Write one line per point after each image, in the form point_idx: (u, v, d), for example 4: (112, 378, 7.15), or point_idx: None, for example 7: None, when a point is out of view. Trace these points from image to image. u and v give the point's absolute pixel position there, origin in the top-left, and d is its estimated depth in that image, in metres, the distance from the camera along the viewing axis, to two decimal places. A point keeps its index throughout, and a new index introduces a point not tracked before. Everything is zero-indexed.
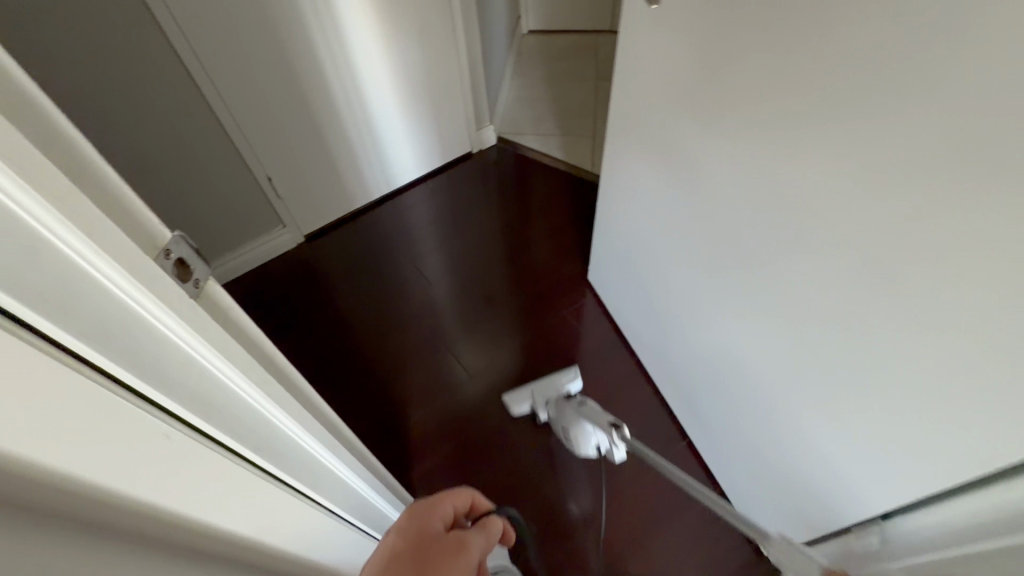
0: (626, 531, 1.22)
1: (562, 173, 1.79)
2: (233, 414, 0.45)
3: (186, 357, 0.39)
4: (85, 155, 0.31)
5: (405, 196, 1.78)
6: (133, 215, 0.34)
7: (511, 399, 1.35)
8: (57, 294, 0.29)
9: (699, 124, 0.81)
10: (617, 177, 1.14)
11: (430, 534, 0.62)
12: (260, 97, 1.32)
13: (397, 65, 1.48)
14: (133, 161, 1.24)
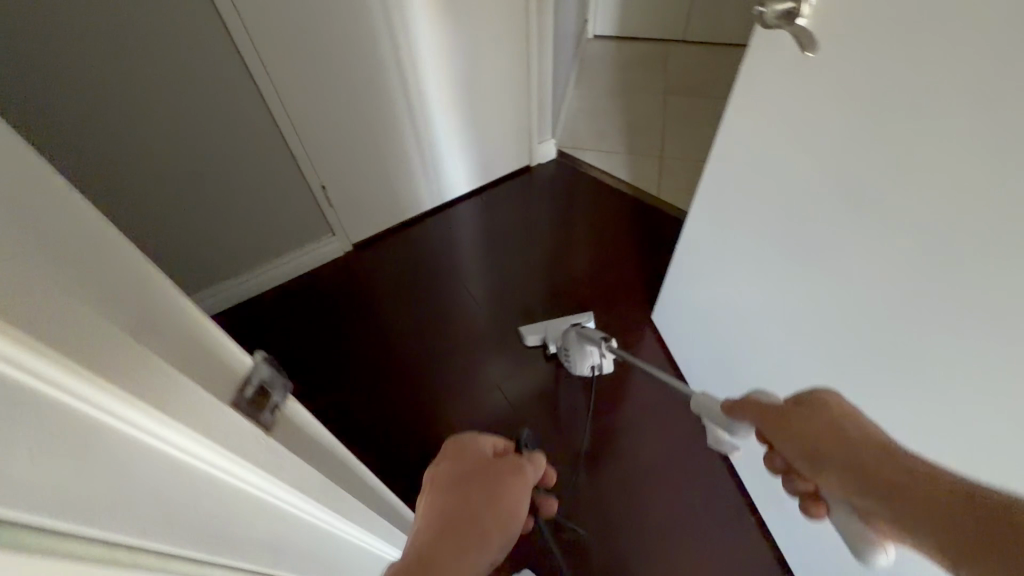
0: (629, 508, 1.22)
1: (623, 195, 1.69)
2: (301, 554, 0.37)
3: (261, 504, 0.31)
4: (148, 295, 0.24)
5: (458, 209, 1.71)
6: (206, 353, 0.27)
7: (525, 330, 1.42)
8: (119, 498, 0.21)
9: (828, 187, 0.69)
10: (702, 223, 1.03)
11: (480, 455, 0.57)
12: (321, 102, 1.26)
13: (462, 73, 1.40)
14: (187, 162, 1.19)
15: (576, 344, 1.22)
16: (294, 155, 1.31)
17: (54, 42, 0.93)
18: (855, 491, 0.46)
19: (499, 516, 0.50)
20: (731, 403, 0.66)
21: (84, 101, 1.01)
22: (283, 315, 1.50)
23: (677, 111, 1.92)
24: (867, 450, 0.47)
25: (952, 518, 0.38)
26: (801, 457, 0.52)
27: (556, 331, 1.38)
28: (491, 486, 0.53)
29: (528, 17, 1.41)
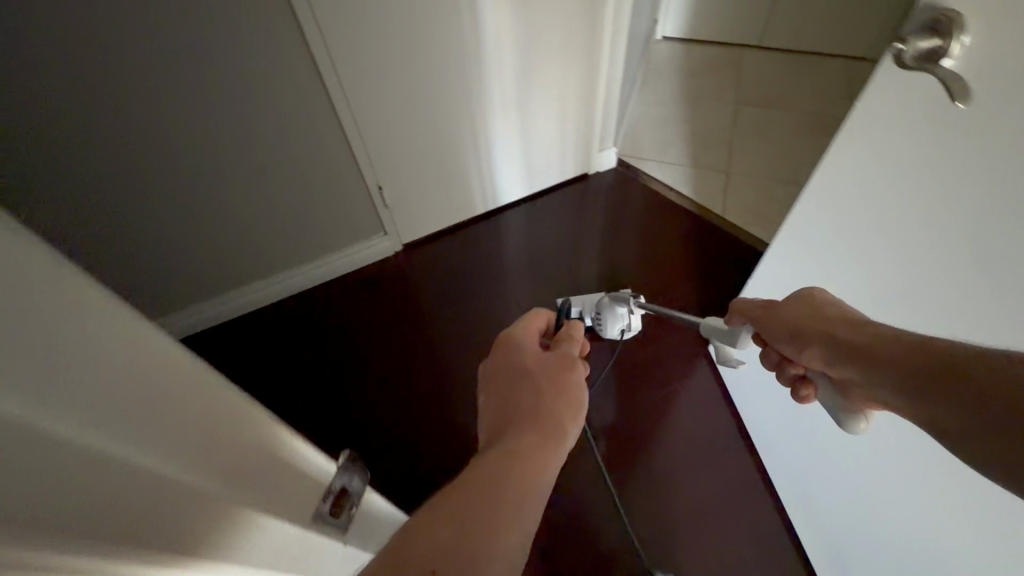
0: (648, 465, 1.24)
1: (685, 211, 1.60)
2: None
3: None
4: (195, 434, 0.31)
5: (510, 214, 1.67)
6: (240, 476, 0.34)
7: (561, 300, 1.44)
8: None
9: (958, 256, 0.60)
10: (784, 261, 0.96)
11: (527, 364, 0.67)
12: (387, 104, 1.23)
13: (530, 76, 1.35)
14: (252, 160, 1.20)
15: (605, 308, 1.23)
16: (356, 156, 1.29)
17: (131, 44, 0.93)
18: (829, 357, 0.62)
19: (565, 407, 0.61)
20: (735, 313, 0.85)
21: (160, 93, 1.01)
22: (332, 310, 1.50)
23: (749, 122, 1.81)
24: (836, 327, 0.62)
25: (881, 356, 0.52)
26: (790, 343, 0.69)
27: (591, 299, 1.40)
28: (549, 385, 0.63)
29: (604, 22, 1.34)
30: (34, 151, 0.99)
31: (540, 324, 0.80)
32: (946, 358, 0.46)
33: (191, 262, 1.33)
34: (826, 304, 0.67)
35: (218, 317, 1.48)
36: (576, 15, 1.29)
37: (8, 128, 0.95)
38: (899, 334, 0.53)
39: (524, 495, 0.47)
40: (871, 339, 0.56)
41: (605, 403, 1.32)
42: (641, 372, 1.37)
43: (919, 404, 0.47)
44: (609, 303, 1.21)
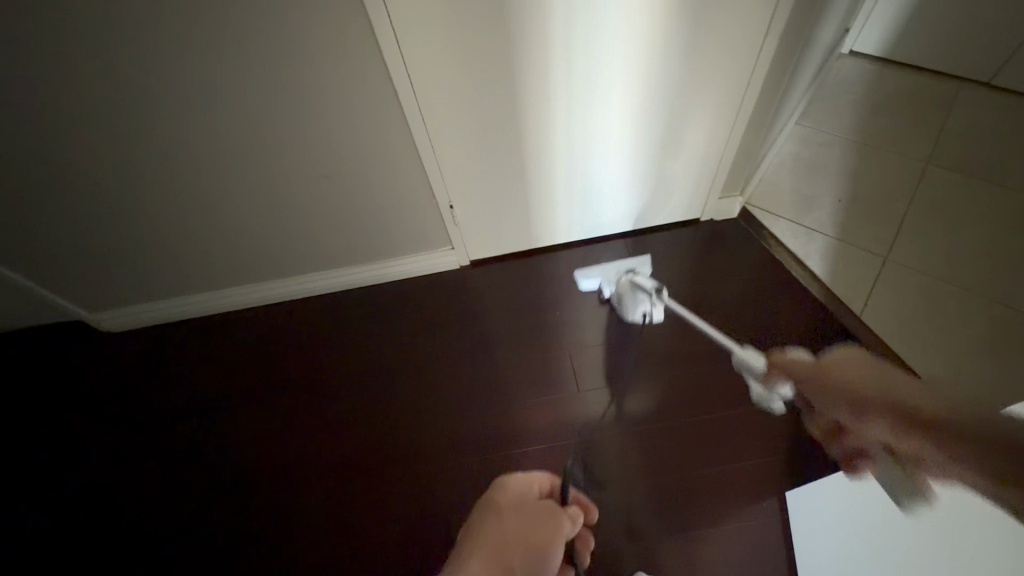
0: (657, 536, 1.03)
1: (807, 295, 1.29)
2: None
3: None
4: None
5: (593, 250, 1.47)
6: None
7: (582, 273, 1.35)
8: None
9: None
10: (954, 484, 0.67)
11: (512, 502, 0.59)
12: (468, 123, 1.10)
13: (642, 108, 1.15)
14: (316, 161, 1.12)
15: (626, 292, 1.23)
16: (425, 168, 1.17)
17: (191, 31, 0.86)
18: (850, 406, 0.56)
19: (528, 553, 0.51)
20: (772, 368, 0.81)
21: (227, 84, 0.94)
22: (380, 314, 1.42)
23: (931, 194, 1.39)
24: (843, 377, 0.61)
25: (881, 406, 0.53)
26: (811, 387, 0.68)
27: (613, 276, 1.32)
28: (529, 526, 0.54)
29: (751, 53, 1.08)
30: (106, 118, 0.97)
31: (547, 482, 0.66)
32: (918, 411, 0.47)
33: (256, 246, 1.30)
34: (841, 356, 0.64)
35: (276, 298, 1.46)
36: (714, 42, 1.05)
37: (80, 99, 0.93)
38: (929, 388, 0.48)
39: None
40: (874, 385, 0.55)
41: (621, 443, 1.14)
42: (690, 487, 1.08)
43: (925, 464, 0.47)
44: (630, 287, 1.22)
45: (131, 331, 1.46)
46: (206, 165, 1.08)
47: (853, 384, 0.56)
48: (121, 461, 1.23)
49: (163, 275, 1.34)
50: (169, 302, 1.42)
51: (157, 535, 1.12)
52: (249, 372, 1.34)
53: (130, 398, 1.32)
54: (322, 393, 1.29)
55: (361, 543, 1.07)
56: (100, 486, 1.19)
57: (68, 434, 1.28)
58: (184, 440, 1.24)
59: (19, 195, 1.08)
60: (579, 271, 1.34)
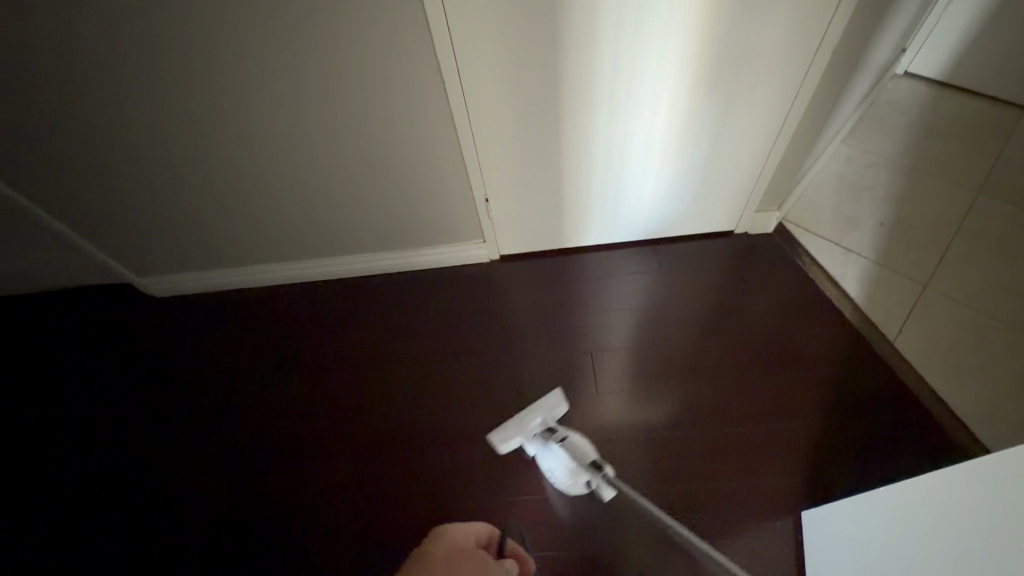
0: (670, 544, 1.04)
1: (838, 316, 1.27)
2: None
3: None
4: None
5: (623, 255, 1.47)
6: None
7: (497, 438, 1.13)
8: None
9: None
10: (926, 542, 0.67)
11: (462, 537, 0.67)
12: (509, 118, 1.12)
13: (684, 115, 1.15)
14: (360, 146, 1.15)
15: (562, 470, 1.03)
16: (464, 160, 1.19)
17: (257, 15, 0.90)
18: None
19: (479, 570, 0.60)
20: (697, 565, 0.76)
21: (284, 68, 0.99)
22: (409, 300, 1.45)
23: (979, 224, 1.35)
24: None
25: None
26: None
27: (533, 433, 1.11)
28: (471, 552, 0.62)
29: (800, 66, 1.07)
30: (172, 92, 1.02)
31: (479, 527, 0.76)
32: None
33: (295, 224, 1.35)
34: None
35: (309, 277, 1.51)
36: (762, 52, 1.04)
37: (150, 74, 0.99)
38: None
39: None
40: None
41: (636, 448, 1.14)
42: (706, 501, 1.07)
43: None
44: (566, 460, 1.02)
45: (174, 296, 1.53)
46: (257, 144, 1.14)
47: None
48: (156, 418, 1.29)
49: (208, 247, 1.41)
50: (210, 272, 1.48)
51: (185, 493, 1.18)
52: (280, 346, 1.39)
53: (168, 360, 1.39)
54: (346, 371, 1.33)
55: (374, 520, 1.11)
56: (136, 442, 1.26)
57: (111, 389, 1.36)
58: (216, 405, 1.30)
59: (87, 160, 1.15)
60: (494, 438, 1.13)
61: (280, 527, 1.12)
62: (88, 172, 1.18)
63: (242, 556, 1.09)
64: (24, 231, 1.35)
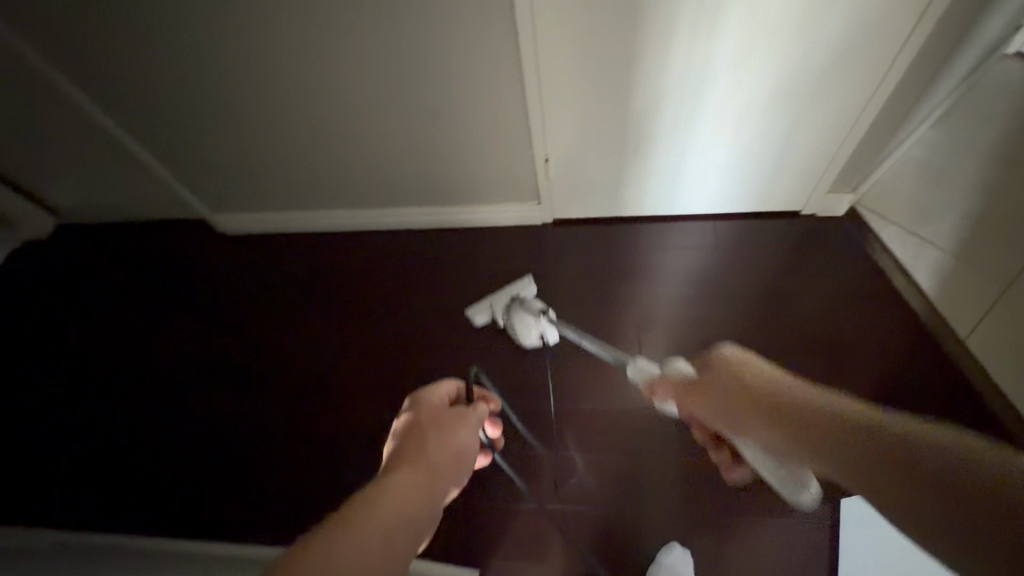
0: (702, 511, 1.07)
1: (906, 311, 1.22)
2: None
3: None
4: None
5: (680, 227, 1.44)
6: None
7: (471, 311, 1.34)
8: None
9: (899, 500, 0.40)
10: None
11: (428, 414, 0.67)
12: (580, 76, 1.10)
13: (763, 83, 1.09)
14: (428, 99, 1.17)
15: (515, 318, 1.21)
16: (529, 118, 1.18)
17: None
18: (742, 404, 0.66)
19: (446, 470, 0.60)
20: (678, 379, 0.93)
21: (362, 18, 1.01)
22: (461, 255, 1.48)
23: None
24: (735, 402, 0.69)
25: (791, 439, 0.54)
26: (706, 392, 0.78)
27: (500, 303, 1.31)
28: (437, 449, 0.62)
29: (900, 35, 0.99)
30: (256, 37, 1.07)
31: (450, 386, 0.74)
32: (810, 416, 0.52)
33: (359, 173, 1.39)
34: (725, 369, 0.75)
35: (367, 227, 1.56)
36: (859, 16, 0.96)
37: (237, 20, 1.03)
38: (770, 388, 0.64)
39: (380, 552, 0.45)
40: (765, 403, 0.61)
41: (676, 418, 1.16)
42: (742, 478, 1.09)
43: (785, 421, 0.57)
44: (525, 315, 1.20)
45: (241, 236, 1.62)
46: (331, 91, 1.17)
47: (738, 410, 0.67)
48: (227, 346, 1.42)
49: (276, 191, 1.48)
50: (276, 214, 1.56)
51: (251, 415, 1.30)
52: (339, 290, 1.47)
53: (238, 295, 1.50)
54: (399, 318, 1.39)
55: None
56: (210, 366, 1.39)
57: (188, 316, 1.49)
58: (278, 339, 1.40)
59: (176, 103, 1.23)
60: (468, 311, 1.33)
61: (331, 456, 1.21)
62: (175, 111, 1.26)
63: (296, 478, 1.19)
64: (116, 165, 1.47)
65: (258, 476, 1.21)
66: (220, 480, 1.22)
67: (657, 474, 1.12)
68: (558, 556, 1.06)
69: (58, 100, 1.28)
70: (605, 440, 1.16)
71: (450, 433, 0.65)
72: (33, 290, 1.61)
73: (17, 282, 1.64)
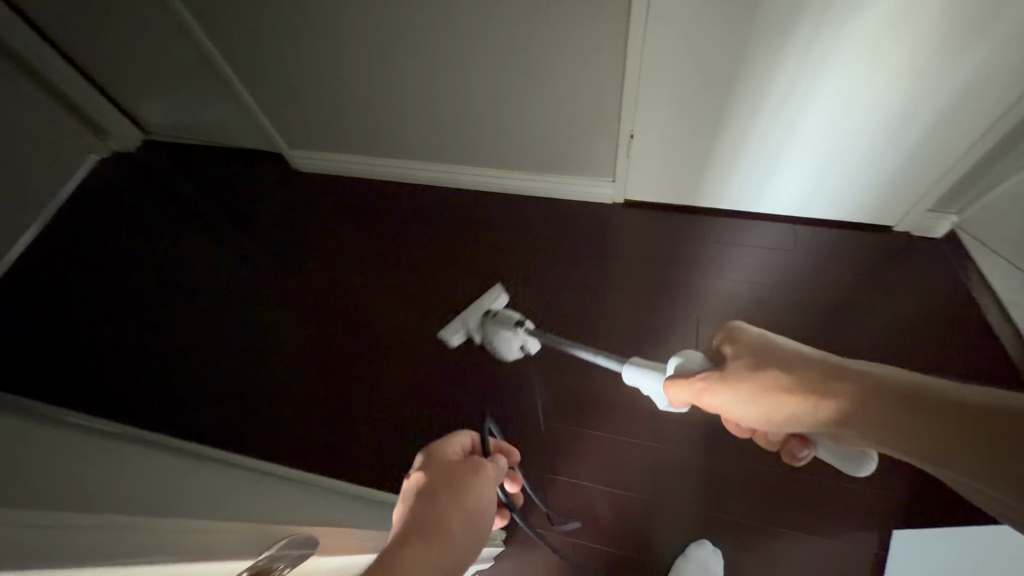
0: (739, 515, 1.05)
1: (993, 350, 1.14)
2: (271, 511, 0.57)
3: (240, 509, 0.53)
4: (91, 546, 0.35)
5: (758, 226, 1.37)
6: (172, 548, 0.40)
7: (442, 332, 1.20)
8: (164, 496, 0.48)
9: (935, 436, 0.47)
10: None
11: (441, 468, 0.58)
12: (685, 51, 1.04)
13: (886, 81, 1.01)
14: (521, 56, 1.13)
15: (495, 334, 1.10)
16: (623, 91, 1.14)
17: None
18: (799, 399, 0.57)
19: (463, 531, 0.52)
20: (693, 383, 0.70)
21: None
22: (525, 223, 1.46)
23: None
24: (794, 400, 0.58)
25: (848, 423, 0.53)
26: (740, 388, 0.63)
27: (475, 322, 1.17)
28: (450, 506, 0.53)
29: None
30: None
31: (465, 437, 0.66)
32: (841, 388, 0.54)
33: (438, 126, 1.39)
34: (757, 358, 0.63)
35: (436, 182, 1.56)
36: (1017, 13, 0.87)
37: None
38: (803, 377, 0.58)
39: None
40: (844, 401, 0.53)
41: None
42: (786, 489, 1.05)
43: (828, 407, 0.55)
44: (503, 335, 1.08)
45: (314, 174, 1.66)
46: (425, 39, 1.16)
47: (797, 403, 0.57)
48: (291, 279, 1.46)
49: (354, 134, 1.49)
50: (350, 157, 1.58)
51: (305, 347, 1.34)
52: (401, 240, 1.48)
53: (305, 231, 1.54)
54: (457, 277, 1.39)
55: (461, 412, 1.20)
56: (271, 296, 1.44)
57: (257, 245, 1.54)
58: (339, 278, 1.44)
59: (275, 34, 1.25)
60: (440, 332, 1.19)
61: (376, 397, 1.25)
62: (271, 42, 1.27)
63: (342, 412, 1.24)
64: (209, 88, 1.51)
65: (306, 405, 1.26)
66: (270, 404, 1.27)
67: (699, 469, 1.09)
68: (582, 532, 1.06)
69: (168, 18, 1.33)
70: (651, 428, 1.14)
71: (469, 485, 0.56)
72: (120, 198, 1.71)
73: (107, 189, 1.74)
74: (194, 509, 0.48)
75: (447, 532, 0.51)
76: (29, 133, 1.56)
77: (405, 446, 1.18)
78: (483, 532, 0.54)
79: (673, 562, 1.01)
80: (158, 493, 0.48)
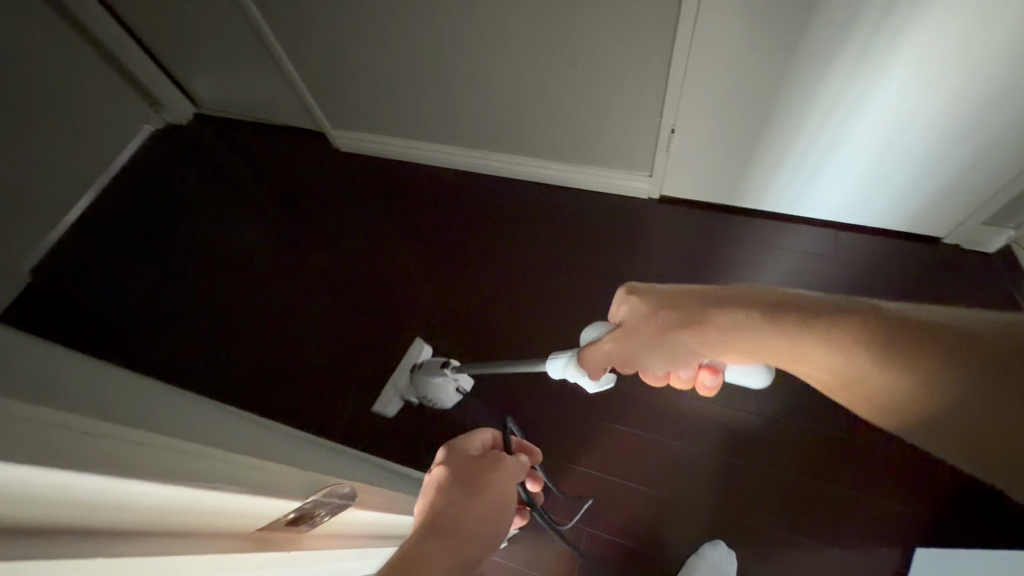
0: (756, 520, 1.04)
1: None
2: (313, 458, 0.57)
3: (288, 450, 0.52)
4: (190, 460, 0.33)
5: (798, 230, 1.33)
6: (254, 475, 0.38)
7: (379, 406, 1.22)
8: (225, 426, 0.46)
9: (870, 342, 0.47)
10: None
11: (461, 461, 0.60)
12: (735, 46, 1.02)
13: (947, 84, 0.96)
14: (567, 44, 1.13)
15: (425, 387, 1.11)
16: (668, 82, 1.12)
17: None
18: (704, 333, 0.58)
19: (483, 523, 0.54)
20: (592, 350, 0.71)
21: None
22: (559, 213, 1.46)
23: None
24: (698, 332, 0.58)
25: (775, 341, 0.53)
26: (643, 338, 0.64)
27: (404, 384, 1.19)
28: (469, 498, 0.55)
29: None
30: None
31: (487, 434, 0.68)
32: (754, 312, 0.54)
33: (477, 112, 1.39)
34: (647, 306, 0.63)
35: (472, 168, 1.57)
36: None
37: None
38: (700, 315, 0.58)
39: None
40: (764, 323, 0.53)
41: (753, 422, 1.12)
42: (807, 497, 1.04)
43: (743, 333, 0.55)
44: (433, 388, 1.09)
45: (354, 155, 1.69)
46: (471, 24, 1.17)
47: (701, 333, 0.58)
48: (328, 255, 1.51)
49: (395, 116, 1.51)
50: (390, 139, 1.60)
51: (336, 322, 1.39)
52: (435, 224, 1.51)
53: (343, 210, 1.59)
54: (487, 263, 1.41)
55: (484, 395, 1.22)
56: (306, 271, 1.49)
57: (297, 220, 1.59)
58: (373, 257, 1.48)
59: (326, 15, 1.28)
60: (377, 406, 1.22)
61: None
62: (321, 23, 1.30)
63: (369, 387, 1.28)
64: (260, 66, 1.56)
65: (334, 378, 1.30)
66: (300, 375, 1.32)
67: (719, 470, 1.08)
68: (596, 522, 1.07)
69: None
70: (672, 426, 1.14)
71: (490, 480, 0.58)
72: (172, 169, 1.78)
73: (161, 159, 1.82)
74: (255, 443, 0.46)
75: (468, 524, 0.52)
76: (92, 101, 1.65)
77: (426, 425, 1.21)
78: (502, 528, 0.56)
79: (686, 560, 1.01)
80: (217, 421, 0.46)
